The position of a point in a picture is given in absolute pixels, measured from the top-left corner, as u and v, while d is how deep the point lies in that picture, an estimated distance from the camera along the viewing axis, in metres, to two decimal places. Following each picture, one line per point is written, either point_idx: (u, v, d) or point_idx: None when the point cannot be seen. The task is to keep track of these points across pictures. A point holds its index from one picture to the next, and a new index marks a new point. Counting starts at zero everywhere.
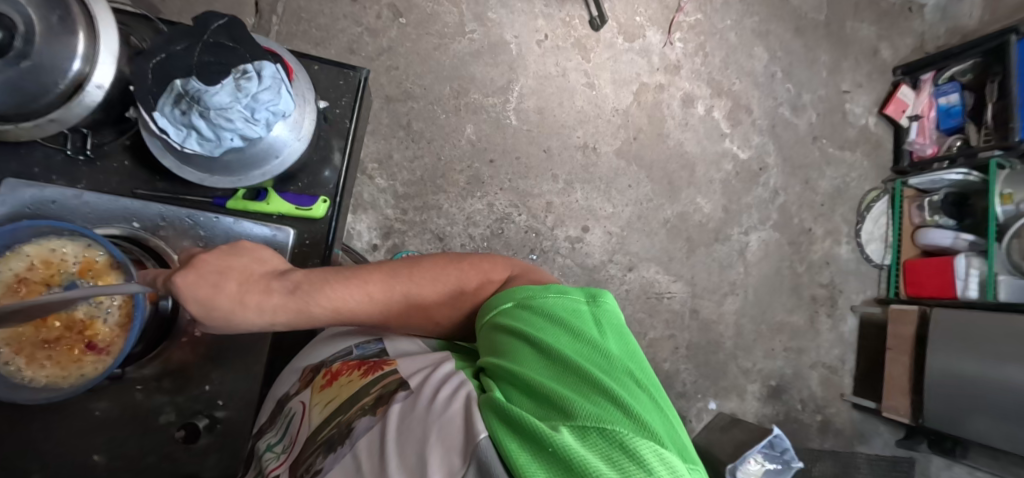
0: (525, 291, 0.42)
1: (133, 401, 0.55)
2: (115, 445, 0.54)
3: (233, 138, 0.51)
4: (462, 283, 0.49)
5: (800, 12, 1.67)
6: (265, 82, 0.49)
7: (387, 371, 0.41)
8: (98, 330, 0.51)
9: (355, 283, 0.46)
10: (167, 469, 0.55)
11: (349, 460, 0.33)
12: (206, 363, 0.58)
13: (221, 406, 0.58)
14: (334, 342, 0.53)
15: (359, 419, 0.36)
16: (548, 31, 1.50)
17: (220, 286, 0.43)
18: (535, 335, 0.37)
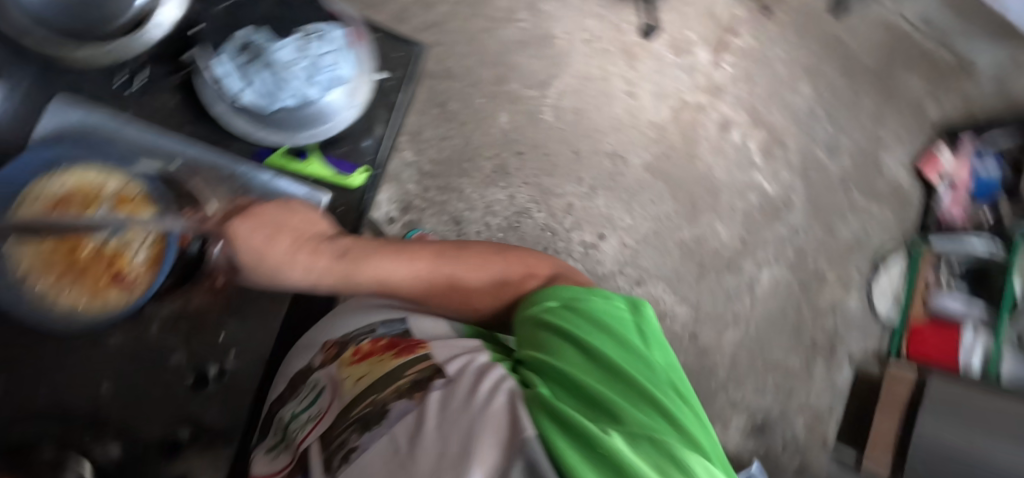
0: (570, 294, 0.43)
1: (151, 341, 0.57)
2: (128, 380, 0.56)
3: (291, 94, 0.58)
4: (503, 273, 0.50)
5: (853, 55, 1.64)
6: (325, 46, 0.59)
7: (423, 355, 0.38)
8: (127, 264, 0.50)
9: (401, 258, 0.49)
10: (169, 411, 0.56)
11: (382, 448, 0.29)
12: (223, 313, 0.59)
13: (231, 357, 0.58)
14: (360, 315, 0.52)
15: (392, 402, 0.33)
16: (598, 32, 1.48)
17: (275, 239, 0.45)
18: (580, 336, 0.37)
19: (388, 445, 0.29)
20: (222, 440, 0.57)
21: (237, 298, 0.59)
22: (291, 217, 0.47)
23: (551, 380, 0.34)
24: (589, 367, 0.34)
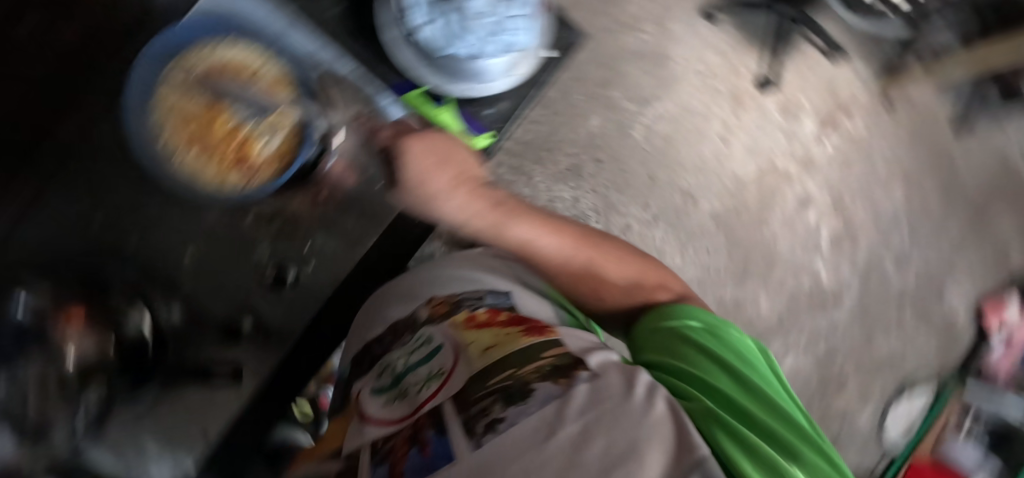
0: (707, 319, 0.42)
1: (244, 228, 0.59)
2: (214, 258, 0.59)
3: (466, 46, 0.61)
4: (637, 277, 0.49)
5: (957, 177, 1.57)
6: (514, 12, 0.62)
7: (556, 340, 0.33)
8: (256, 151, 0.50)
9: (549, 230, 0.49)
10: (238, 296, 0.59)
11: (526, 425, 0.24)
12: (316, 224, 0.60)
13: (310, 267, 0.60)
14: (469, 280, 0.48)
15: (533, 381, 0.28)
16: (713, 69, 1.45)
17: (444, 170, 0.45)
18: (724, 359, 0.36)
19: (535, 426, 0.24)
20: (279, 342, 0.59)
21: (335, 216, 0.61)
22: (461, 153, 0.48)
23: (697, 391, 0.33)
24: (737, 388, 0.33)
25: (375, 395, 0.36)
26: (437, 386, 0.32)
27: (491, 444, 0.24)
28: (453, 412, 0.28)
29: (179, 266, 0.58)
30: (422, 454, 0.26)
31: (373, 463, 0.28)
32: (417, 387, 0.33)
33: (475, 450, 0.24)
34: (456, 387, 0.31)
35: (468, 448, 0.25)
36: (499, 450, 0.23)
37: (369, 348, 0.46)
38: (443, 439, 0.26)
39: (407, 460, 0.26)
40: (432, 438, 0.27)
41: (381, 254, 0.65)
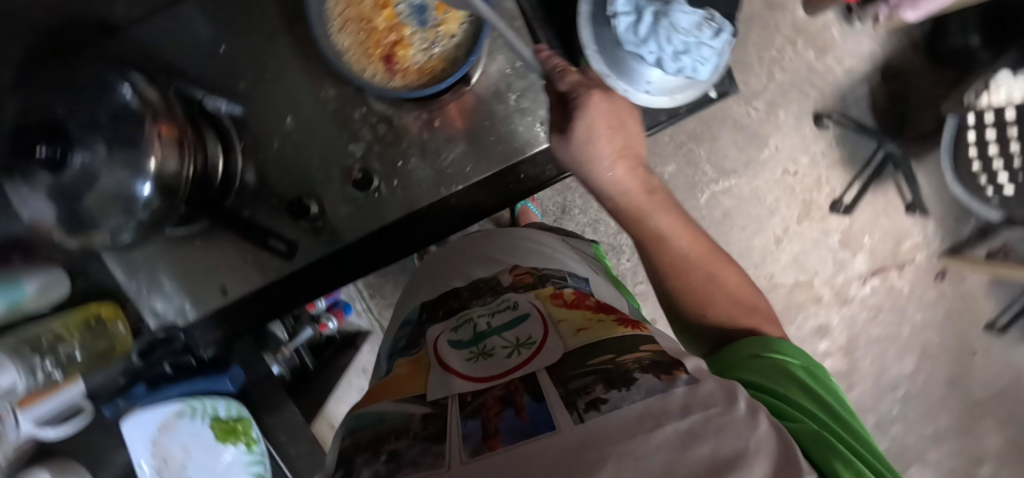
0: (801, 355, 0.41)
1: (351, 120, 0.59)
2: (313, 135, 0.59)
3: (651, 51, 0.51)
4: (748, 304, 0.50)
5: (973, 394, 1.33)
6: (716, 41, 0.50)
7: (648, 338, 0.32)
8: (409, 62, 0.52)
9: (680, 231, 0.52)
10: (316, 178, 0.59)
11: (633, 411, 0.21)
12: (417, 147, 0.59)
13: (392, 184, 0.59)
14: (555, 260, 0.52)
15: (636, 370, 0.25)
16: (806, 167, 1.17)
17: (613, 133, 0.50)
18: (823, 399, 0.35)
19: (641, 413, 0.21)
20: (336, 238, 0.59)
21: (436, 144, 0.59)
22: (620, 115, 0.50)
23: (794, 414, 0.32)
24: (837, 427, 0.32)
25: (455, 348, 0.37)
26: (530, 354, 0.31)
27: (597, 420, 0.21)
28: (550, 387, 0.26)
29: (279, 130, 0.59)
30: (517, 417, 0.23)
31: (462, 415, 0.25)
32: (507, 351, 0.33)
33: (579, 424, 0.21)
34: (550, 359, 0.29)
35: (569, 422, 0.22)
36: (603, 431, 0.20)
37: (446, 300, 0.49)
38: (540, 406, 0.24)
39: (500, 420, 0.23)
40: (528, 404, 0.24)
41: (465, 199, 0.61)
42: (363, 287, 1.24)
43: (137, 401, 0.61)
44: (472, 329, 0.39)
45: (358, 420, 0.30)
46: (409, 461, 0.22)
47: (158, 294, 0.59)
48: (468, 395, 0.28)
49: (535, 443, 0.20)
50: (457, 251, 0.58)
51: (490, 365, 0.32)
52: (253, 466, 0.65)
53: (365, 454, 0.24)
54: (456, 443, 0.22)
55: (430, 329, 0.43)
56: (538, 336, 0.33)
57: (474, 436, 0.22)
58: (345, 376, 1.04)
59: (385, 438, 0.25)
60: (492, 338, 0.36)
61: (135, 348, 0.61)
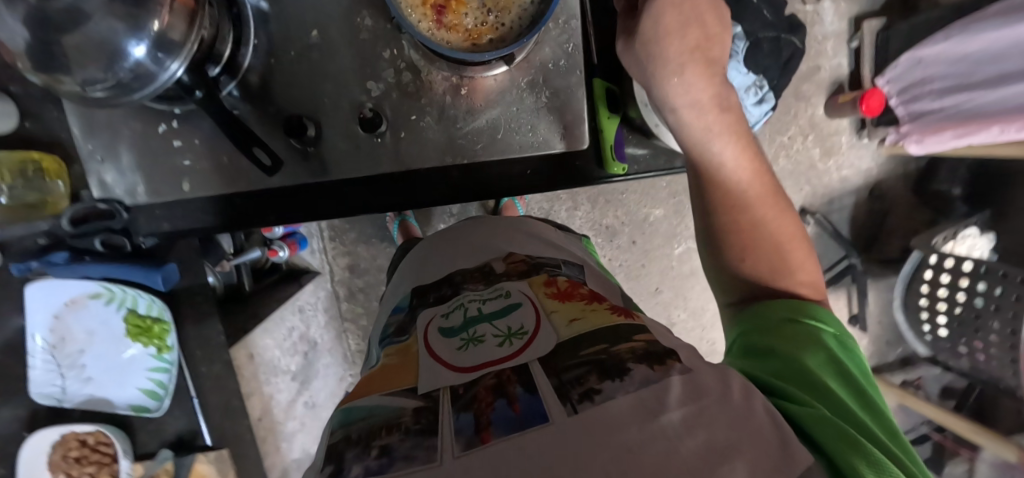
0: (831, 319, 0.42)
1: (378, 58, 0.56)
2: (333, 59, 0.55)
3: None
4: (792, 256, 0.47)
5: None
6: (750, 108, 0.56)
7: (640, 326, 0.37)
8: (461, 22, 0.50)
9: (748, 162, 0.48)
10: (323, 104, 0.56)
11: (625, 403, 0.26)
12: (437, 110, 0.57)
13: (399, 135, 0.57)
14: (552, 249, 0.56)
15: (630, 360, 0.30)
16: None
17: (684, 33, 0.45)
18: (846, 369, 0.37)
19: (635, 407, 0.26)
20: (324, 169, 0.56)
21: (456, 111, 0.57)
22: (700, 23, 0.46)
23: (806, 394, 0.34)
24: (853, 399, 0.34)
25: (445, 335, 0.41)
26: (522, 344, 0.35)
27: (591, 412, 0.26)
28: (544, 377, 0.30)
29: (301, 41, 0.55)
30: (510, 409, 0.28)
31: (454, 409, 0.29)
32: (498, 339, 0.37)
33: (572, 415, 0.26)
34: (543, 349, 0.34)
35: (564, 413, 0.26)
36: (601, 419, 0.25)
37: (439, 287, 0.52)
38: (532, 399, 0.28)
39: (493, 412, 0.27)
40: (520, 395, 0.29)
41: (471, 174, 0.59)
42: (325, 227, 1.20)
43: (51, 270, 0.54)
44: (463, 314, 0.44)
45: (348, 415, 0.33)
46: (402, 456, 0.25)
47: (117, 163, 0.54)
48: (458, 387, 0.32)
49: (527, 434, 0.25)
50: (456, 238, 0.60)
51: (482, 349, 0.36)
52: (157, 372, 0.60)
53: (357, 448, 0.28)
54: (449, 436, 0.26)
55: (422, 313, 0.48)
56: (530, 327, 0.38)
57: (466, 429, 0.27)
58: (280, 309, 1.01)
59: (376, 433, 0.28)
60: (482, 326, 0.40)
61: (66, 214, 0.53)
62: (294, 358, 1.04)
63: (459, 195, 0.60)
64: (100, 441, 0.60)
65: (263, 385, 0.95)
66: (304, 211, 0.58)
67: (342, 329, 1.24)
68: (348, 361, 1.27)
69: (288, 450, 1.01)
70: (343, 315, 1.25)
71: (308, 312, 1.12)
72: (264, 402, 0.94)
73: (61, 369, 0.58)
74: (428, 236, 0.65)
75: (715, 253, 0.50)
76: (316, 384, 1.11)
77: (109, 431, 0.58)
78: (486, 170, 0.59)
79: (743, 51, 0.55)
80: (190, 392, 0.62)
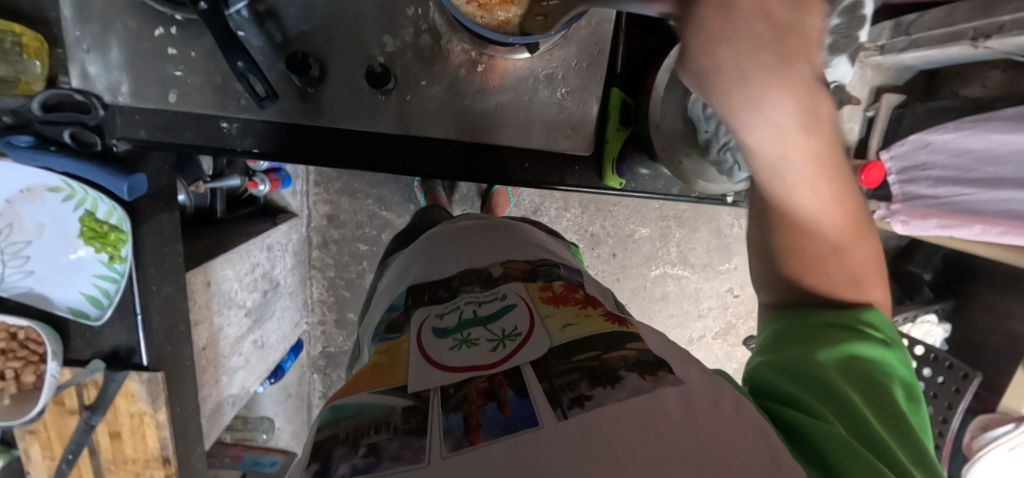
0: (887, 324, 0.39)
1: (400, 13, 0.53)
2: (352, 3, 0.52)
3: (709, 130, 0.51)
4: (852, 265, 0.40)
5: None
6: None
7: (632, 335, 0.38)
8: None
9: (837, 191, 0.36)
10: (334, 46, 0.53)
11: (615, 410, 0.27)
12: (448, 82, 0.55)
13: (404, 98, 0.55)
14: (546, 253, 0.57)
15: (622, 368, 0.32)
16: None
17: (751, 34, 0.26)
18: (886, 386, 0.34)
19: (625, 413, 0.27)
20: (320, 111, 0.55)
21: (467, 88, 0.56)
22: (766, 14, 0.26)
23: (822, 404, 0.33)
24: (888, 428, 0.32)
25: (439, 337, 0.40)
26: (515, 347, 0.36)
27: (581, 418, 0.27)
28: (536, 382, 0.31)
29: None
30: (500, 413, 0.29)
31: (444, 410, 0.30)
32: (492, 344, 0.38)
33: (562, 420, 0.27)
34: (533, 356, 0.35)
35: (553, 419, 0.27)
36: (588, 424, 0.26)
37: (434, 288, 0.50)
38: (522, 403, 0.29)
39: (483, 414, 0.29)
40: (511, 400, 0.30)
41: (481, 156, 0.58)
42: (313, 172, 1.23)
43: (10, 150, 0.50)
44: (457, 317, 0.43)
45: (337, 411, 0.34)
46: (389, 456, 0.26)
47: (101, 53, 0.51)
48: (450, 388, 0.33)
49: (517, 436, 0.26)
50: (458, 240, 0.60)
51: (476, 353, 0.37)
52: (104, 280, 0.58)
53: (345, 447, 0.29)
54: (438, 437, 0.28)
55: (416, 311, 0.47)
56: (524, 329, 0.38)
57: (455, 430, 0.28)
58: (247, 243, 0.96)
59: (364, 432, 0.29)
60: (477, 328, 0.40)
61: (39, 97, 0.50)
62: (251, 295, 1.01)
63: (455, 175, 0.59)
64: (31, 338, 0.58)
65: (213, 315, 0.88)
66: (306, 158, 0.56)
67: (308, 275, 1.29)
68: (308, 309, 1.32)
69: (227, 385, 0.95)
70: (312, 262, 1.29)
71: (276, 251, 1.10)
72: (211, 331, 0.88)
73: (4, 256, 0.56)
74: (432, 232, 0.65)
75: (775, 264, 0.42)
76: (269, 324, 1.09)
77: (40, 329, 0.56)
78: (491, 157, 0.59)
79: None
80: (135, 307, 0.59)
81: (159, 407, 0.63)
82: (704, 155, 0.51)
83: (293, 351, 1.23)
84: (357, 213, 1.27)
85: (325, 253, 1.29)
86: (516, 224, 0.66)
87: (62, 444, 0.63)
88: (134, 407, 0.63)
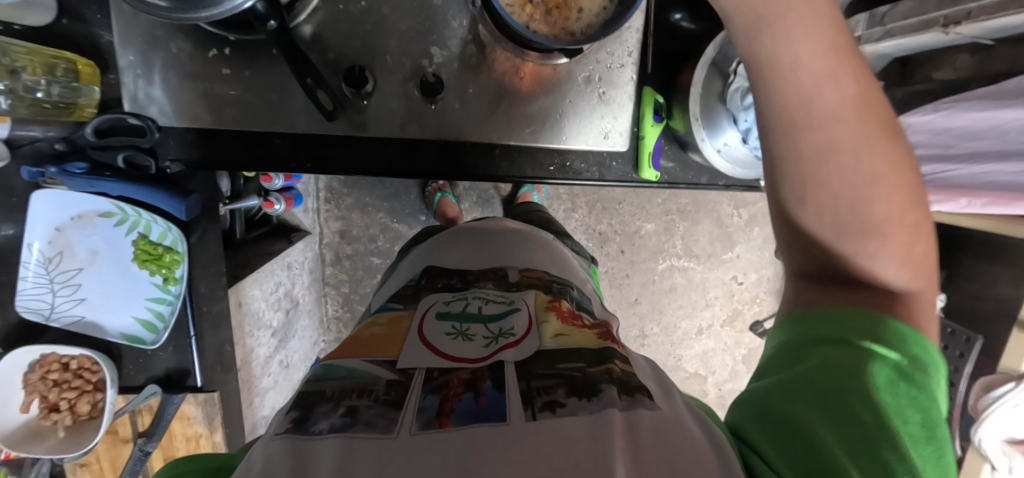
0: (899, 336, 0.32)
1: (445, 25, 0.56)
2: (400, 18, 0.55)
3: (746, 120, 0.53)
4: (878, 173, 0.31)
5: None
6: None
7: (624, 356, 0.39)
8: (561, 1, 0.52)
9: (844, 87, 0.30)
10: (384, 59, 0.55)
11: (583, 420, 0.29)
12: (496, 93, 0.58)
13: (451, 104, 0.57)
14: (555, 268, 0.58)
15: (603, 382, 0.33)
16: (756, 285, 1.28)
17: None
18: (886, 426, 0.28)
19: (589, 426, 0.28)
20: (365, 125, 0.56)
21: (513, 93, 0.58)
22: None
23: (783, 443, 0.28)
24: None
25: (439, 319, 0.44)
26: (503, 345, 0.39)
27: (548, 421, 0.29)
28: (515, 380, 0.33)
29: None
30: (474, 402, 0.31)
31: (423, 389, 0.33)
32: (486, 340, 0.40)
33: (531, 420, 0.29)
34: (513, 356, 0.37)
35: (523, 417, 0.29)
36: (550, 428, 0.28)
37: (450, 276, 0.54)
38: (492, 397, 0.31)
39: (458, 401, 0.31)
40: (488, 391, 0.32)
41: (505, 158, 0.61)
42: (323, 189, 1.23)
43: (67, 179, 0.50)
44: (463, 306, 0.47)
45: (330, 370, 0.36)
46: (363, 420, 0.29)
47: (153, 77, 0.52)
48: (434, 371, 0.35)
49: (480, 427, 0.28)
50: (457, 243, 0.62)
51: (469, 347, 0.39)
52: (157, 303, 0.58)
53: (328, 405, 0.32)
54: (411, 413, 0.30)
55: (426, 295, 0.50)
56: (519, 329, 0.41)
57: (429, 410, 0.30)
58: (270, 263, 0.96)
59: (346, 394, 0.32)
60: (475, 324, 0.43)
61: (93, 123, 0.50)
62: (276, 314, 1.00)
63: (450, 175, 0.60)
64: (85, 367, 0.57)
65: (246, 337, 0.87)
66: (349, 170, 0.58)
67: (322, 292, 1.29)
68: (322, 326, 1.31)
69: (260, 407, 0.94)
70: (326, 279, 1.29)
71: (295, 270, 1.09)
72: (245, 352, 0.87)
73: (54, 285, 0.55)
74: (448, 229, 0.67)
75: (773, 182, 0.35)
76: (293, 344, 1.09)
77: (97, 357, 0.55)
78: (484, 160, 0.60)
79: None
80: (189, 331, 0.59)
81: (215, 428, 0.64)
82: (743, 142, 0.54)
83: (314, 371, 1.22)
84: (369, 227, 1.27)
85: (338, 269, 1.29)
86: (532, 233, 0.66)
87: (115, 472, 0.63)
88: (190, 430, 0.64)
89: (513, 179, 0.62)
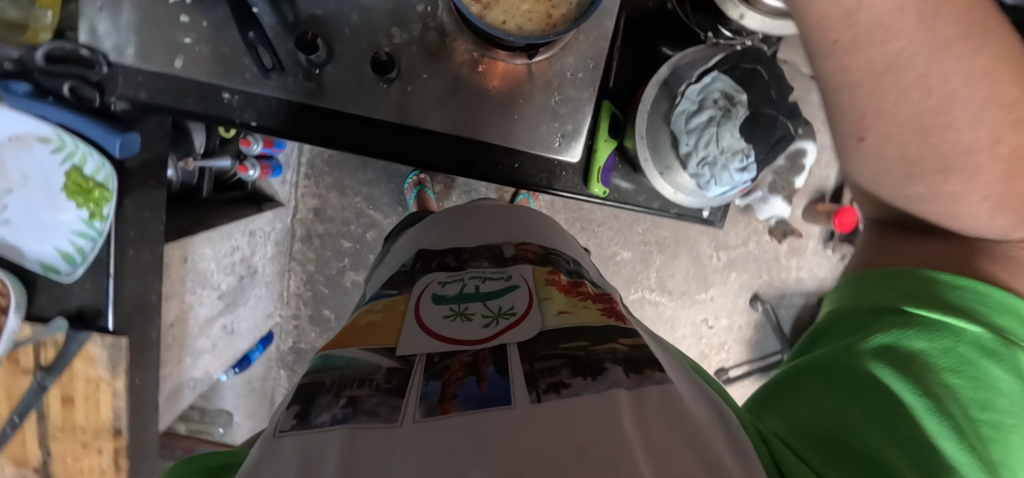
0: (971, 309, 0.33)
1: (410, 9, 0.56)
2: None
3: (687, 143, 0.53)
4: (971, 89, 0.29)
5: None
6: (737, 179, 0.53)
7: (628, 330, 0.37)
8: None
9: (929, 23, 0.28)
10: (344, 33, 0.55)
11: (590, 400, 0.25)
12: (446, 86, 0.58)
13: (406, 88, 0.57)
14: (560, 244, 0.57)
15: (608, 360, 0.30)
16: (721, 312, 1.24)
17: None
18: (921, 383, 0.30)
19: (595, 404, 0.25)
20: (320, 93, 0.56)
21: (469, 86, 0.58)
22: None
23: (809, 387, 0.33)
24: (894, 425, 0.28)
25: (437, 302, 0.41)
26: (506, 326, 0.35)
27: (555, 402, 0.25)
28: (517, 362, 0.30)
29: None
30: (477, 386, 0.27)
31: (425, 376, 0.29)
32: (486, 320, 0.37)
33: (536, 403, 0.25)
34: (522, 336, 0.34)
35: (527, 400, 0.25)
36: (557, 409, 0.24)
37: (445, 254, 0.52)
38: (498, 382, 0.28)
39: (460, 386, 0.27)
40: (491, 376, 0.28)
41: (455, 146, 0.60)
42: (304, 165, 1.24)
43: (7, 97, 0.50)
44: (460, 287, 0.43)
45: (326, 360, 0.34)
46: (365, 410, 0.26)
47: (119, 15, 0.53)
48: (434, 357, 0.32)
49: (488, 410, 0.24)
50: (479, 210, 0.62)
51: (467, 327, 0.36)
52: (81, 237, 0.57)
53: (328, 396, 0.29)
54: (414, 400, 0.26)
55: (421, 276, 0.47)
56: (520, 309, 0.38)
57: (432, 396, 0.27)
58: (230, 225, 0.94)
59: (347, 384, 0.29)
60: (473, 305, 0.40)
61: (44, 47, 0.50)
62: (227, 278, 0.99)
63: (433, 166, 0.61)
64: None
65: (186, 292, 0.86)
66: (313, 142, 0.58)
67: (287, 267, 1.27)
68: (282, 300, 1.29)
69: (189, 367, 0.92)
70: (293, 254, 1.27)
71: (258, 238, 1.08)
72: (182, 308, 0.86)
73: None
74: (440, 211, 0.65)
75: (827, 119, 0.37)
76: (241, 311, 1.07)
77: (8, 280, 0.55)
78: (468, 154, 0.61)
79: (741, 119, 0.52)
80: (107, 270, 0.57)
81: (118, 374, 0.61)
82: (683, 169, 0.54)
83: (262, 343, 1.18)
84: (344, 209, 1.27)
85: (307, 246, 1.27)
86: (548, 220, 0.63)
87: (10, 404, 0.60)
88: (92, 372, 0.61)
89: (499, 183, 0.63)
